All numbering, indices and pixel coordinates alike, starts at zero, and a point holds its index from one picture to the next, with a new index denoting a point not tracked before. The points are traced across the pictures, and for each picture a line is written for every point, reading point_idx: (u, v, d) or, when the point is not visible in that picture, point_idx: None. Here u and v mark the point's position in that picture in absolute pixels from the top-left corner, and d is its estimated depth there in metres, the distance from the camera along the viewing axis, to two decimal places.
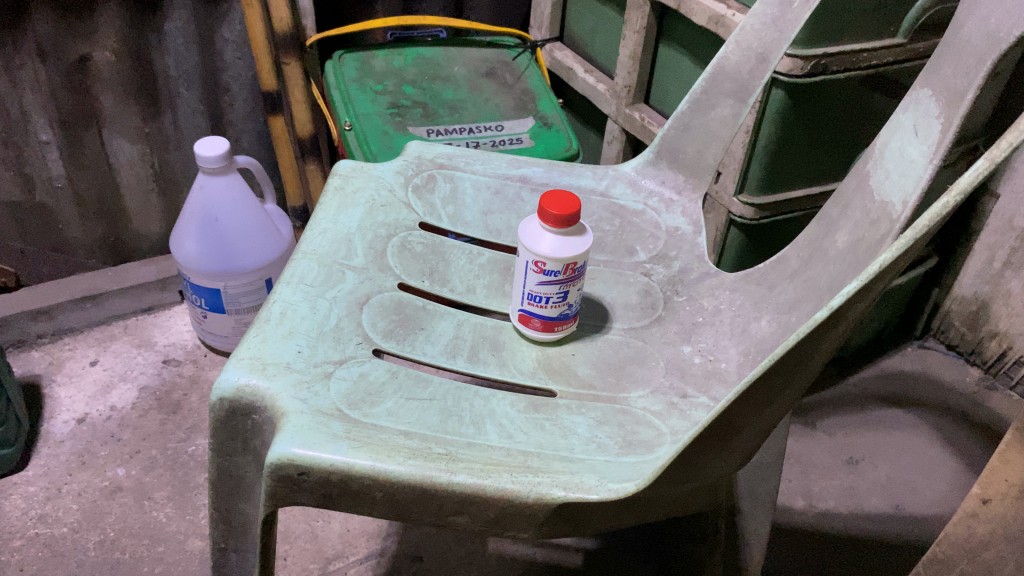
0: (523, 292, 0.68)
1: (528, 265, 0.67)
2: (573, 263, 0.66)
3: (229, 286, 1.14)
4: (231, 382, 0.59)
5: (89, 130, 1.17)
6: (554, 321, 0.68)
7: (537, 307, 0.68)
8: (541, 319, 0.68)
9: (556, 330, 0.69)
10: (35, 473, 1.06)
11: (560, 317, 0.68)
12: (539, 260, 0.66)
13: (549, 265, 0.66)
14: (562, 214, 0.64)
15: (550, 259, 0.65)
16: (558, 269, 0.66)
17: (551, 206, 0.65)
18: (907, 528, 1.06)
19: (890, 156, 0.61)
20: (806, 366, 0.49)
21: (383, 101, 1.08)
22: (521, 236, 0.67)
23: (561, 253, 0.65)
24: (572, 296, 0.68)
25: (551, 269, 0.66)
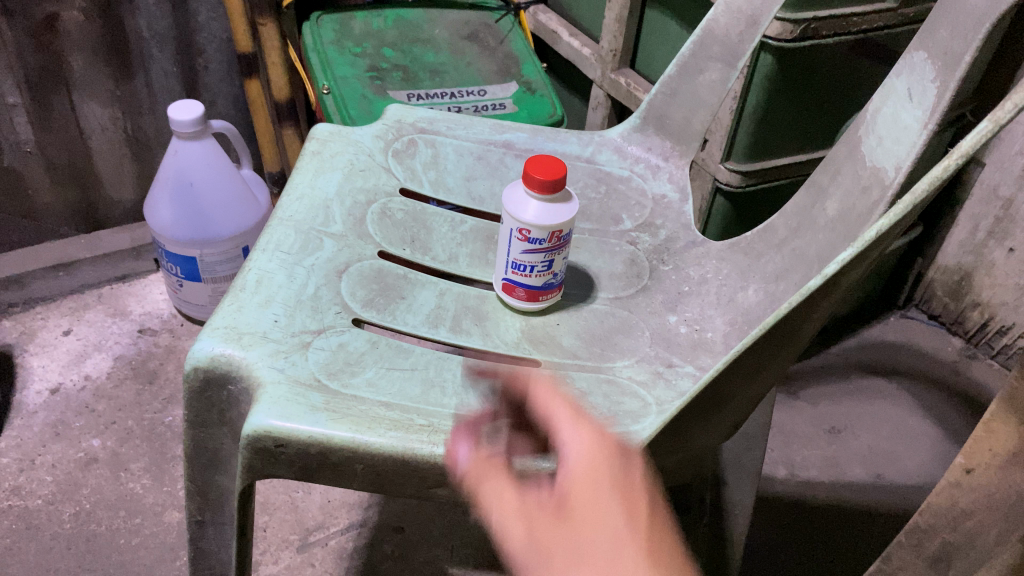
0: (507, 262, 0.66)
1: (512, 234, 0.65)
2: (559, 231, 0.64)
3: (205, 255, 1.11)
4: (206, 351, 0.57)
5: (58, 92, 1.13)
6: (540, 290, 0.67)
7: (523, 276, 0.66)
8: (526, 288, 0.67)
9: (541, 299, 0.68)
10: (8, 444, 1.04)
11: (545, 286, 0.67)
12: (523, 228, 0.64)
13: (534, 233, 0.64)
14: (547, 179, 0.62)
15: (535, 227, 0.64)
16: (543, 238, 0.64)
17: (535, 174, 0.63)
18: (887, 496, 1.07)
19: (882, 121, 0.60)
20: (797, 336, 0.48)
21: (362, 64, 1.06)
22: (504, 205, 0.65)
23: (546, 220, 0.63)
24: (557, 265, 0.66)
25: (536, 237, 0.64)
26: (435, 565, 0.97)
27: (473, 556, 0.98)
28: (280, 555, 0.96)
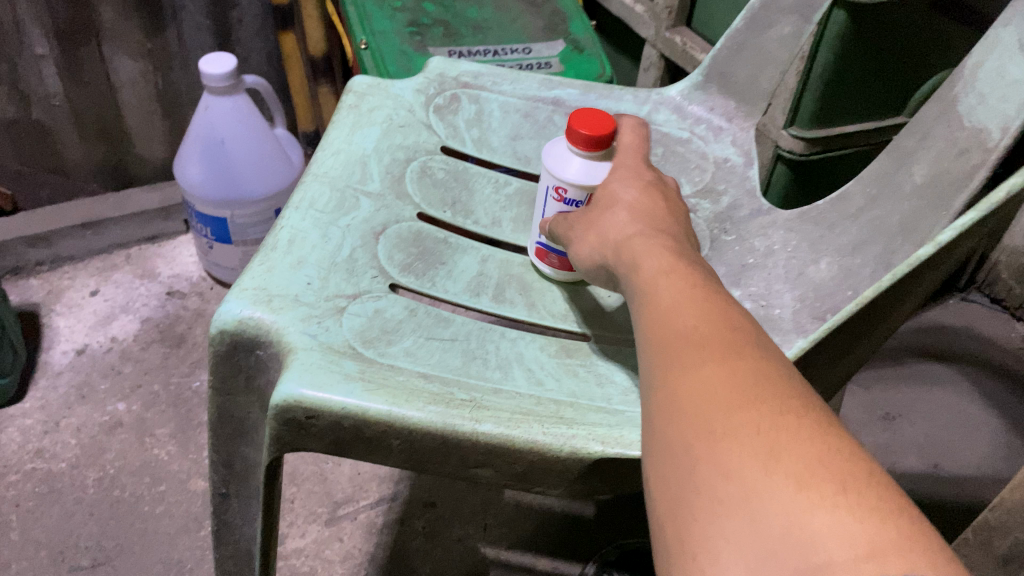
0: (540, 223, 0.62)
1: (547, 193, 0.60)
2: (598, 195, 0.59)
3: (236, 216, 1.07)
4: (234, 314, 0.53)
5: (87, 44, 1.09)
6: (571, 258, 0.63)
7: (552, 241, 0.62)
8: (558, 256, 0.62)
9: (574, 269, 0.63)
10: (33, 405, 1.02)
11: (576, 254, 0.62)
12: (560, 186, 0.59)
13: (569, 194, 0.59)
14: (591, 136, 0.56)
15: (571, 186, 0.58)
16: (580, 200, 0.59)
17: (580, 128, 0.57)
18: (945, 488, 1.01)
19: (984, 77, 0.53)
20: (892, 315, 0.43)
21: (402, 18, 1.00)
22: (545, 160, 0.60)
23: (583, 181, 0.58)
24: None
25: (572, 198, 0.59)
26: (467, 544, 0.93)
27: (506, 535, 0.94)
28: (308, 528, 0.93)
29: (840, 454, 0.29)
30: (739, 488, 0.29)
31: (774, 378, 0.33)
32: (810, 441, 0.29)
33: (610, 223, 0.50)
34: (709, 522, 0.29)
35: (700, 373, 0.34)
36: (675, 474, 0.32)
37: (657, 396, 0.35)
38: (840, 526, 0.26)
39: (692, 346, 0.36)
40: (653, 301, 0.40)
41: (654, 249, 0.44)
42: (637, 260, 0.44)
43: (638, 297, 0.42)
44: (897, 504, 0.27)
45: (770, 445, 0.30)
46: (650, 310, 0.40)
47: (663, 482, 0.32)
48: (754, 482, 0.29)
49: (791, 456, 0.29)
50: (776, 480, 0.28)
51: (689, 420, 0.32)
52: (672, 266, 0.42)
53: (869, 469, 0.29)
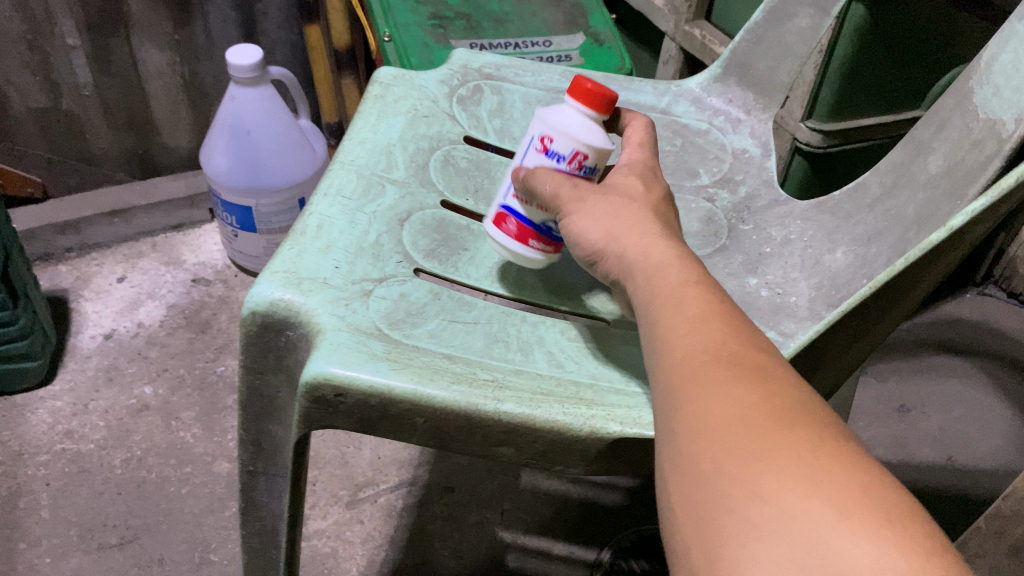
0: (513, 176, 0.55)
1: (531, 142, 0.54)
2: (583, 155, 0.52)
3: (261, 204, 1.09)
4: (265, 295, 0.55)
5: (116, 35, 1.12)
6: (533, 232, 0.55)
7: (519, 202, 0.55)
8: (518, 222, 0.55)
9: (529, 244, 0.55)
10: (62, 387, 1.04)
11: (540, 229, 0.55)
12: (548, 134, 0.53)
13: (554, 144, 0.52)
14: (598, 89, 0.52)
15: (559, 135, 0.52)
16: (564, 155, 0.52)
17: (585, 81, 0.52)
18: (960, 479, 1.02)
19: (999, 70, 0.54)
20: (905, 300, 0.44)
21: (424, 11, 1.02)
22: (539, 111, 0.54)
23: (571, 134, 0.52)
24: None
25: (555, 150, 0.52)
26: (484, 528, 0.95)
27: (523, 520, 0.96)
28: (329, 510, 0.95)
29: (877, 489, 0.30)
30: (776, 510, 0.29)
31: (802, 404, 0.34)
32: (850, 475, 0.30)
33: (633, 214, 0.48)
34: (744, 542, 0.29)
35: (732, 393, 0.34)
36: (702, 490, 0.32)
37: (680, 410, 0.35)
38: (882, 560, 0.27)
39: (716, 364, 0.36)
40: (671, 311, 0.40)
41: (668, 252, 0.44)
42: (651, 260, 0.44)
43: (652, 303, 0.41)
44: (935, 540, 0.28)
45: (809, 474, 0.30)
46: (668, 319, 0.40)
47: (687, 495, 0.32)
48: (794, 507, 0.29)
49: (833, 487, 0.29)
50: (817, 508, 0.29)
51: (721, 439, 0.32)
52: (688, 274, 0.42)
53: (907, 504, 0.29)
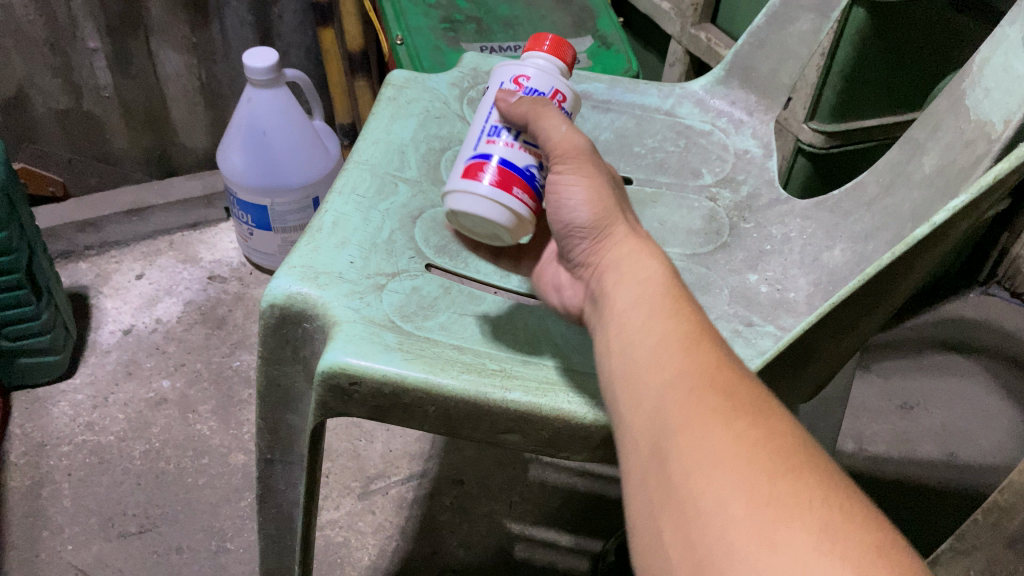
0: (485, 129, 0.51)
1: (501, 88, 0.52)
2: (561, 95, 0.52)
3: (276, 203, 1.12)
4: (283, 289, 0.57)
5: (136, 38, 1.15)
6: (521, 179, 0.49)
7: (501, 146, 0.50)
8: (500, 164, 0.49)
9: (514, 190, 0.49)
10: (83, 381, 1.07)
11: (526, 177, 0.50)
12: (521, 73, 0.52)
13: (532, 81, 0.51)
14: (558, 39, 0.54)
15: (534, 74, 0.52)
16: (544, 91, 0.51)
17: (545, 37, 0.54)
18: (961, 475, 1.03)
19: (991, 72, 0.56)
20: (893, 292, 0.46)
21: (435, 15, 1.04)
22: (500, 67, 0.54)
23: (547, 74, 0.52)
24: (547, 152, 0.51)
25: (534, 86, 0.51)
26: (493, 519, 0.97)
27: (531, 512, 0.98)
28: (342, 500, 0.97)
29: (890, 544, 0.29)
30: (788, 561, 0.28)
31: (801, 445, 0.33)
32: (862, 529, 0.29)
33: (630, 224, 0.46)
34: None
35: (732, 428, 0.33)
36: (705, 534, 0.31)
37: (675, 443, 0.34)
38: None
39: (709, 396, 0.35)
40: (655, 330, 0.39)
41: (648, 260, 0.43)
42: (637, 270, 0.42)
43: (633, 319, 0.40)
44: None
45: (821, 526, 0.29)
46: (652, 341, 0.38)
47: (688, 538, 0.31)
48: (806, 561, 0.28)
49: (846, 541, 0.29)
50: (831, 563, 0.28)
51: (723, 479, 0.31)
52: (670, 288, 0.41)
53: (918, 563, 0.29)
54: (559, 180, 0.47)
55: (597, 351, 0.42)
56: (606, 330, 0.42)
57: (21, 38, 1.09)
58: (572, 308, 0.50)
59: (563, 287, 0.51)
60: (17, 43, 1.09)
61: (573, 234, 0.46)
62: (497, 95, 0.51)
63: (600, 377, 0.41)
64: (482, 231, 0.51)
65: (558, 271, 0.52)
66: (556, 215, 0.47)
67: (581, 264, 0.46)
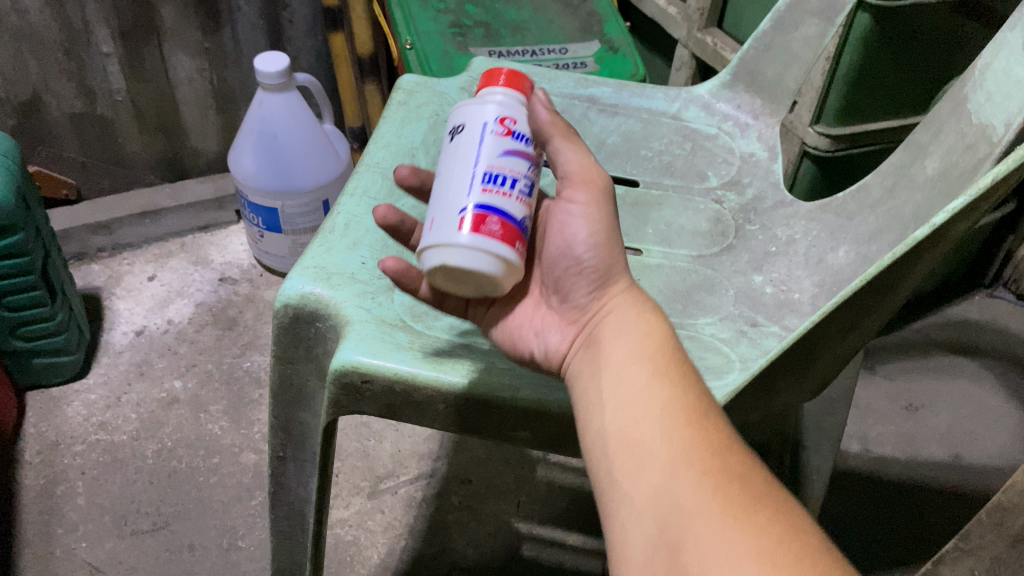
0: (475, 174, 0.46)
1: (485, 129, 0.48)
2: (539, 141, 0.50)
3: (286, 206, 1.13)
4: (297, 289, 0.58)
5: (149, 43, 1.17)
6: (521, 234, 0.46)
7: (500, 196, 0.46)
8: (502, 217, 0.45)
9: (516, 247, 0.46)
10: (96, 381, 1.08)
11: (522, 231, 0.47)
12: (507, 116, 0.48)
13: (519, 126, 0.49)
14: (526, 79, 0.51)
15: (519, 117, 0.49)
16: (528, 137, 0.49)
17: (499, 71, 0.51)
18: (966, 476, 1.04)
19: (992, 76, 0.57)
20: (895, 292, 0.47)
21: (444, 20, 1.05)
22: (471, 104, 0.50)
23: (529, 116, 0.49)
24: (532, 201, 0.48)
25: (519, 131, 0.48)
26: (501, 519, 0.98)
27: (538, 512, 0.99)
28: (351, 500, 0.98)
29: None
30: None
31: (810, 531, 0.34)
32: None
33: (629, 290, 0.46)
34: None
35: (748, 526, 0.34)
36: None
37: (688, 530, 0.35)
38: None
39: (717, 478, 0.36)
40: (659, 401, 0.40)
41: (651, 328, 0.44)
42: (643, 341, 0.43)
43: (634, 384, 0.41)
44: None
45: None
46: (655, 413, 0.39)
47: None
48: None
49: None
50: None
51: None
52: (669, 352, 0.42)
53: None
54: (573, 210, 0.46)
55: (588, 412, 0.42)
56: (605, 399, 0.42)
57: (36, 43, 1.10)
58: (553, 357, 0.47)
59: (548, 333, 0.48)
60: (32, 49, 1.11)
61: (581, 274, 0.45)
62: (537, 96, 0.49)
63: (591, 438, 0.41)
64: (467, 287, 0.47)
65: (535, 317, 0.49)
66: (565, 246, 0.46)
67: (580, 307, 0.46)
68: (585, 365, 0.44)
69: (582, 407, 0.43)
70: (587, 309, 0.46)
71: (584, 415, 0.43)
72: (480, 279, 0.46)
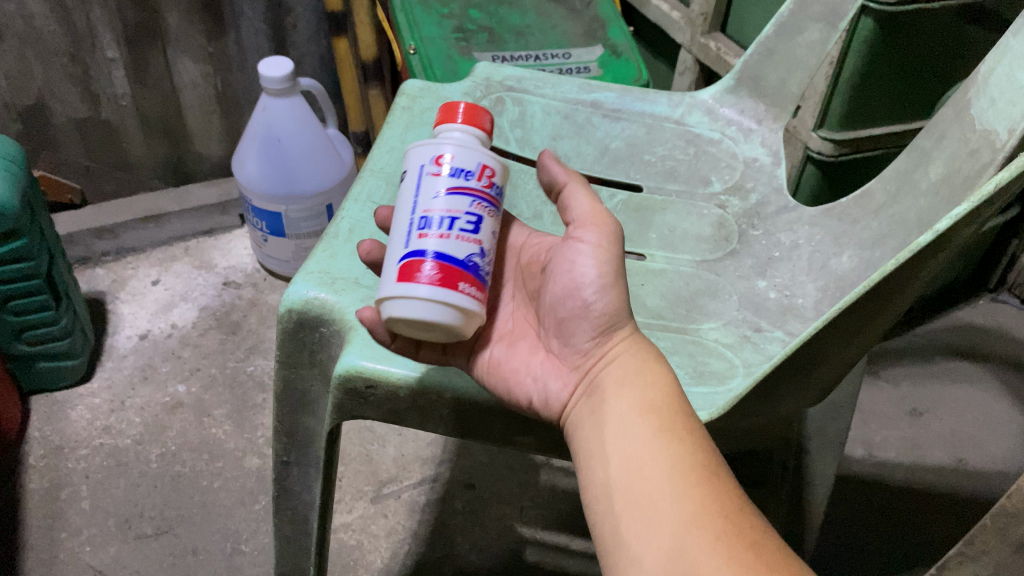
0: (411, 221, 0.47)
1: (422, 172, 0.48)
2: (489, 170, 0.48)
3: (290, 210, 1.13)
4: (301, 294, 0.58)
5: (154, 48, 1.17)
6: (466, 273, 0.45)
7: (434, 238, 0.45)
8: (436, 259, 0.45)
9: (457, 286, 0.44)
10: (100, 385, 1.09)
11: (470, 268, 0.45)
12: (442, 154, 0.48)
13: (456, 161, 0.47)
14: (473, 111, 0.50)
15: (456, 152, 0.48)
16: (469, 170, 0.47)
17: (457, 107, 0.51)
18: (970, 481, 1.04)
19: (996, 82, 0.57)
20: (899, 298, 0.47)
21: (448, 25, 1.06)
22: (415, 148, 0.50)
23: (470, 148, 0.48)
24: (484, 234, 0.47)
25: (457, 166, 0.47)
26: (505, 523, 0.98)
27: (542, 516, 0.99)
28: (355, 504, 0.98)
29: None
30: None
31: None
32: None
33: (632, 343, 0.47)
34: None
35: None
36: None
37: None
38: None
39: (728, 537, 0.37)
40: (666, 456, 0.40)
41: (658, 384, 0.44)
42: (650, 398, 0.43)
43: (640, 439, 0.42)
44: None
45: None
46: (664, 469, 0.40)
47: None
48: None
49: None
50: None
51: None
52: (673, 407, 0.43)
53: None
54: (580, 250, 0.47)
55: (592, 465, 0.43)
56: (611, 453, 0.42)
57: (42, 48, 1.11)
58: (554, 403, 0.48)
59: (548, 378, 0.48)
60: (38, 54, 1.11)
61: (586, 318, 0.46)
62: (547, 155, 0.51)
63: (594, 491, 0.42)
64: (428, 334, 0.46)
65: (532, 363, 0.49)
66: (571, 287, 0.47)
67: (583, 353, 0.47)
68: (589, 415, 0.45)
69: (585, 460, 0.44)
70: (590, 354, 0.47)
71: (588, 466, 0.43)
72: (430, 325, 0.45)
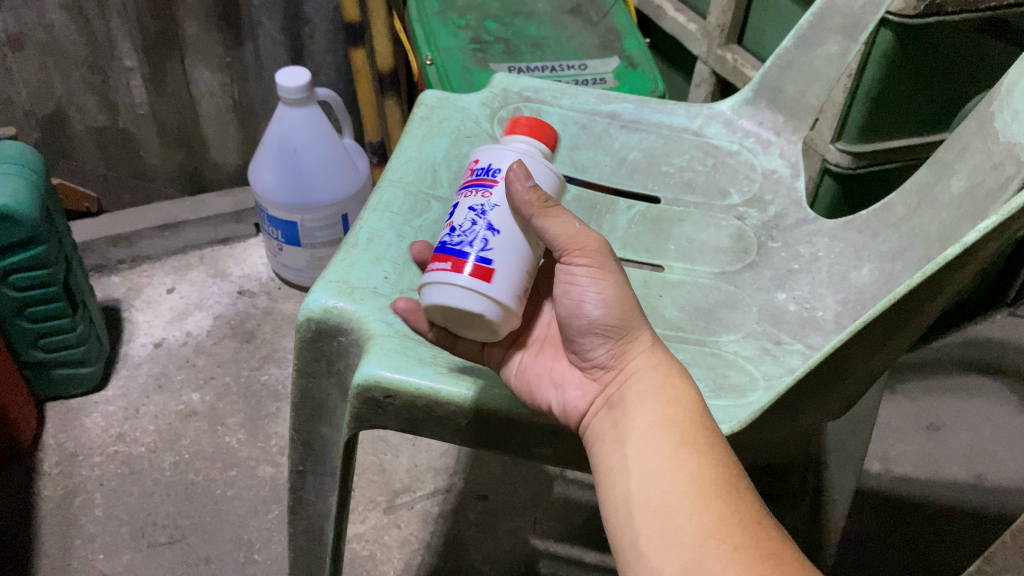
0: None
1: None
2: (474, 162, 0.54)
3: (306, 220, 1.14)
4: (320, 303, 0.58)
5: (171, 58, 1.18)
6: (437, 255, 0.51)
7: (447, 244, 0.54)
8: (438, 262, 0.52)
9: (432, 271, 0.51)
10: (114, 393, 1.09)
11: (440, 249, 0.51)
12: None
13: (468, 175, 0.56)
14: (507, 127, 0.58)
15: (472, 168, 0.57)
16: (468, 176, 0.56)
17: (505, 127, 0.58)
18: (988, 497, 1.03)
19: (1019, 95, 0.56)
20: (926, 310, 0.46)
21: (465, 36, 1.06)
22: None
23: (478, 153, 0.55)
24: (457, 215, 0.51)
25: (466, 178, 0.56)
26: (518, 536, 0.97)
27: (555, 529, 0.98)
28: (368, 514, 0.98)
29: None
30: None
31: None
32: None
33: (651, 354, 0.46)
34: None
35: None
36: None
37: None
38: None
39: (746, 550, 0.36)
40: (687, 469, 0.40)
41: (677, 396, 0.44)
42: (670, 413, 0.43)
43: (662, 452, 0.41)
44: None
45: None
46: (683, 482, 0.39)
47: None
48: None
49: None
50: None
51: None
52: (695, 419, 0.42)
53: None
54: (574, 275, 0.46)
55: (612, 478, 0.42)
56: (631, 466, 0.42)
57: (61, 58, 1.12)
58: (573, 411, 0.48)
59: (569, 388, 0.48)
60: (57, 63, 1.12)
61: (594, 332, 0.46)
62: (512, 173, 0.48)
63: (613, 504, 0.41)
64: (471, 328, 0.50)
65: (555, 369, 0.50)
66: (573, 309, 0.46)
67: (601, 365, 0.47)
68: (610, 428, 0.44)
69: (604, 473, 0.43)
70: (608, 367, 0.46)
71: (607, 480, 0.43)
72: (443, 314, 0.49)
